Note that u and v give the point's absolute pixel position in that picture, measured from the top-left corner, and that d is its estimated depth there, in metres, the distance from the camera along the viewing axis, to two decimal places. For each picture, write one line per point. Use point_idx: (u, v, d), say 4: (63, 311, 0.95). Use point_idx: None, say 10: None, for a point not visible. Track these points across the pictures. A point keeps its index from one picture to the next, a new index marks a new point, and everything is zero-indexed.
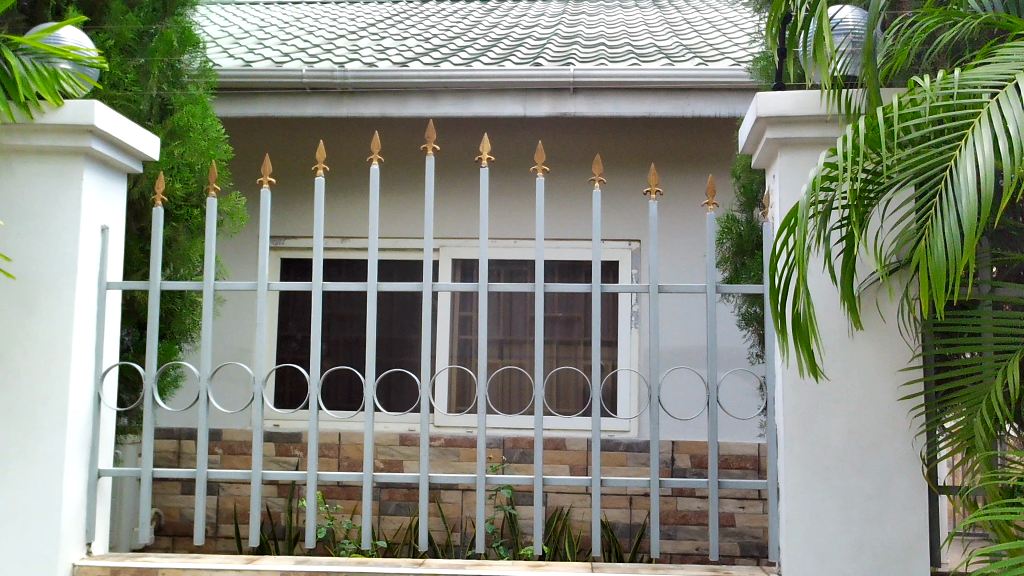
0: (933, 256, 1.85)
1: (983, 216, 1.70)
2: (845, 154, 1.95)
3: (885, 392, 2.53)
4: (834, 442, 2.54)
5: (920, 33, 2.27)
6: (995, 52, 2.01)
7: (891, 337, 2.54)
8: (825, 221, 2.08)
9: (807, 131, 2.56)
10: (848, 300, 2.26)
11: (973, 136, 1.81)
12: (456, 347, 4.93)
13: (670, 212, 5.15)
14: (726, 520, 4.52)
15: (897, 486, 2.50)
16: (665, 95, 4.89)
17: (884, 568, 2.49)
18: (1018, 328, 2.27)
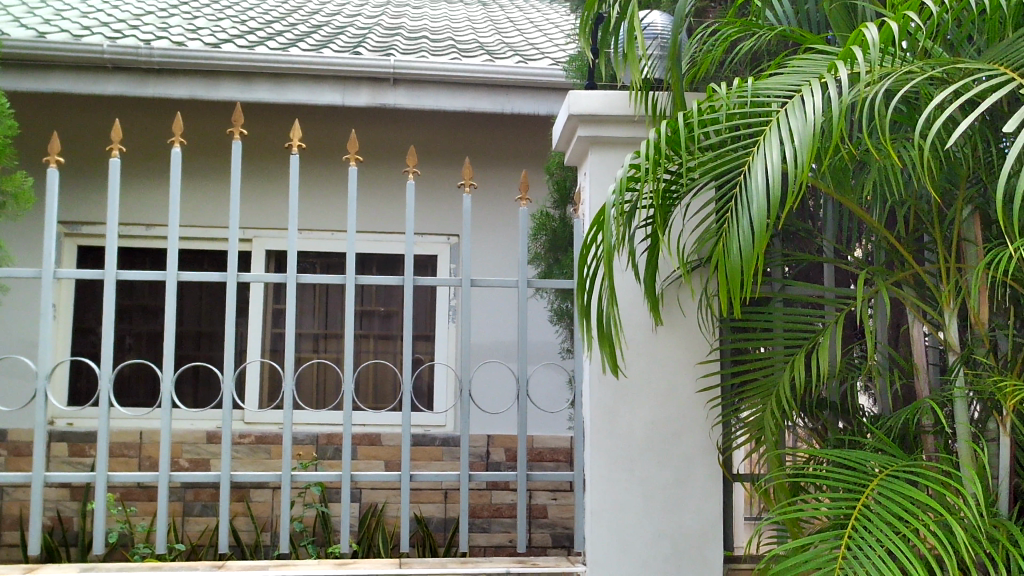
0: (728, 256, 1.92)
1: (772, 219, 1.78)
2: (649, 156, 2.00)
3: (684, 386, 2.63)
4: (637, 433, 2.62)
5: (722, 41, 2.37)
6: (787, 63, 2.12)
7: (691, 332, 2.65)
8: (629, 221, 2.13)
9: (616, 130, 2.63)
10: (651, 297, 2.33)
11: (764, 142, 1.89)
12: (268, 341, 4.79)
13: (484, 208, 5.20)
14: (539, 512, 4.60)
15: (694, 474, 2.62)
16: (485, 91, 4.92)
17: (681, 553, 2.60)
18: (806, 323, 2.42)
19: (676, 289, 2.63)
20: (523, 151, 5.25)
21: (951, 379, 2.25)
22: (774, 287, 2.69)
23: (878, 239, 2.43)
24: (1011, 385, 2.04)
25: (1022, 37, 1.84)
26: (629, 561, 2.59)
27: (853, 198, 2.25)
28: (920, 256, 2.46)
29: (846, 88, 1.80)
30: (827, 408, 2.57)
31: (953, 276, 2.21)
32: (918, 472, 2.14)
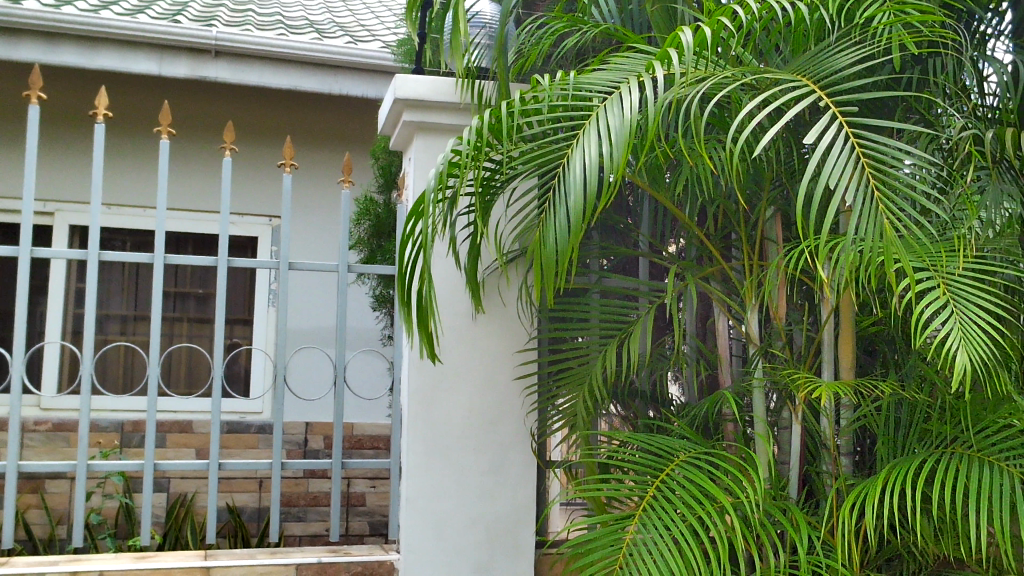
0: (544, 247, 1.95)
1: (586, 211, 1.82)
2: (471, 143, 2.00)
3: (501, 373, 2.66)
4: (455, 420, 2.62)
5: (549, 35, 2.40)
6: (609, 59, 2.17)
7: (510, 320, 2.68)
8: (450, 208, 2.13)
9: (441, 117, 2.62)
10: (471, 284, 2.33)
11: (582, 136, 1.92)
12: (69, 323, 4.50)
13: (306, 190, 5.08)
14: (357, 500, 4.54)
15: (509, 461, 2.65)
16: (312, 69, 4.79)
17: (494, 539, 2.62)
18: (620, 314, 2.49)
19: (497, 278, 2.66)
20: (350, 133, 5.19)
21: (750, 370, 2.38)
22: (591, 278, 2.77)
23: (689, 235, 2.54)
24: (804, 378, 2.17)
25: (823, 50, 1.95)
26: (443, 548, 2.59)
27: (667, 195, 2.33)
28: (727, 253, 2.59)
29: (661, 88, 1.86)
30: (638, 397, 2.66)
31: (755, 273, 2.33)
32: (716, 458, 2.26)
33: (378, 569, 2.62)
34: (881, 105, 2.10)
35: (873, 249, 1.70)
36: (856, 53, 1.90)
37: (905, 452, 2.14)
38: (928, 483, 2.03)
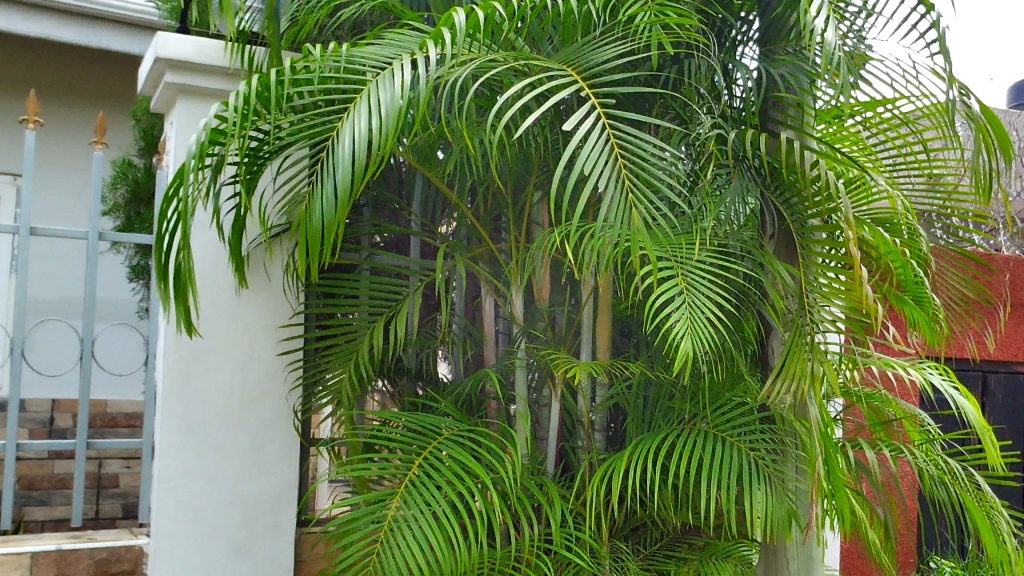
0: (311, 222, 1.89)
1: (355, 185, 1.79)
2: (236, 111, 1.91)
3: (263, 349, 2.59)
4: (213, 397, 2.53)
5: (326, 5, 2.35)
6: (384, 34, 2.15)
7: (275, 295, 2.61)
8: (212, 177, 2.03)
9: (206, 81, 2.49)
10: (235, 258, 2.24)
11: (353, 110, 1.89)
12: None
13: (55, 149, 4.81)
14: (110, 482, 4.28)
15: (271, 439, 2.59)
16: (67, 19, 4.65)
17: (253, 518, 2.56)
18: (390, 291, 2.49)
19: (262, 251, 2.58)
20: (104, 92, 5.04)
21: (513, 349, 2.45)
22: (361, 254, 2.75)
23: (459, 215, 2.57)
24: (562, 358, 2.26)
25: (590, 42, 2.02)
26: (199, 529, 2.49)
27: (439, 175, 2.35)
28: (496, 234, 2.64)
29: (432, 67, 1.85)
30: (405, 374, 2.67)
31: (521, 255, 2.41)
32: (478, 435, 2.31)
33: (125, 554, 2.49)
34: (640, 101, 2.21)
35: (624, 236, 1.79)
36: (617, 48, 1.98)
37: (650, 428, 2.29)
38: (668, 457, 2.18)
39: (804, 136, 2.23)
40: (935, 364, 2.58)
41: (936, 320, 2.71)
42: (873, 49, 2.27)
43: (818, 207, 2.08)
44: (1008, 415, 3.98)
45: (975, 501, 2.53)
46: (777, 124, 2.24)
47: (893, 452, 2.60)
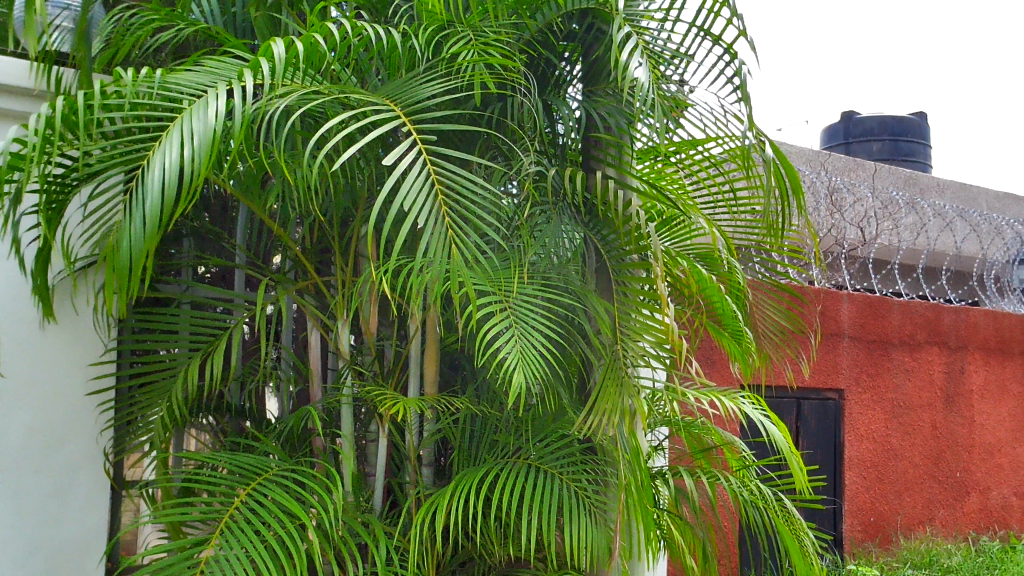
0: (118, 256, 1.80)
1: (163, 217, 1.71)
2: (37, 135, 1.80)
3: (70, 388, 2.44)
4: (12, 440, 2.37)
5: (144, 30, 2.26)
6: (203, 59, 2.08)
7: (83, 330, 2.47)
8: (10, 204, 1.90)
9: (8, 102, 2.35)
10: (38, 291, 2.10)
11: (164, 138, 1.81)
12: None
13: None
14: None
15: (77, 483, 2.44)
16: None
17: (56, 568, 2.40)
18: (210, 325, 2.39)
19: (69, 284, 2.44)
20: None
21: (340, 383, 2.40)
22: (181, 287, 2.64)
23: (284, 247, 2.51)
24: (387, 393, 2.24)
25: (413, 77, 2.02)
26: None
27: (261, 206, 2.29)
28: (323, 266, 2.59)
29: (249, 98, 1.81)
30: (227, 411, 2.57)
31: (348, 287, 2.37)
32: (301, 474, 2.25)
33: None
34: (465, 137, 2.23)
35: (443, 269, 1.80)
36: (439, 84, 2.00)
37: (475, 461, 2.29)
38: (491, 490, 2.20)
39: (624, 175, 2.32)
40: (747, 393, 2.71)
41: (748, 352, 2.86)
42: (688, 94, 2.39)
43: (634, 245, 2.15)
44: (820, 438, 4.21)
45: (784, 523, 2.66)
46: (598, 162, 2.31)
47: (710, 478, 2.71)
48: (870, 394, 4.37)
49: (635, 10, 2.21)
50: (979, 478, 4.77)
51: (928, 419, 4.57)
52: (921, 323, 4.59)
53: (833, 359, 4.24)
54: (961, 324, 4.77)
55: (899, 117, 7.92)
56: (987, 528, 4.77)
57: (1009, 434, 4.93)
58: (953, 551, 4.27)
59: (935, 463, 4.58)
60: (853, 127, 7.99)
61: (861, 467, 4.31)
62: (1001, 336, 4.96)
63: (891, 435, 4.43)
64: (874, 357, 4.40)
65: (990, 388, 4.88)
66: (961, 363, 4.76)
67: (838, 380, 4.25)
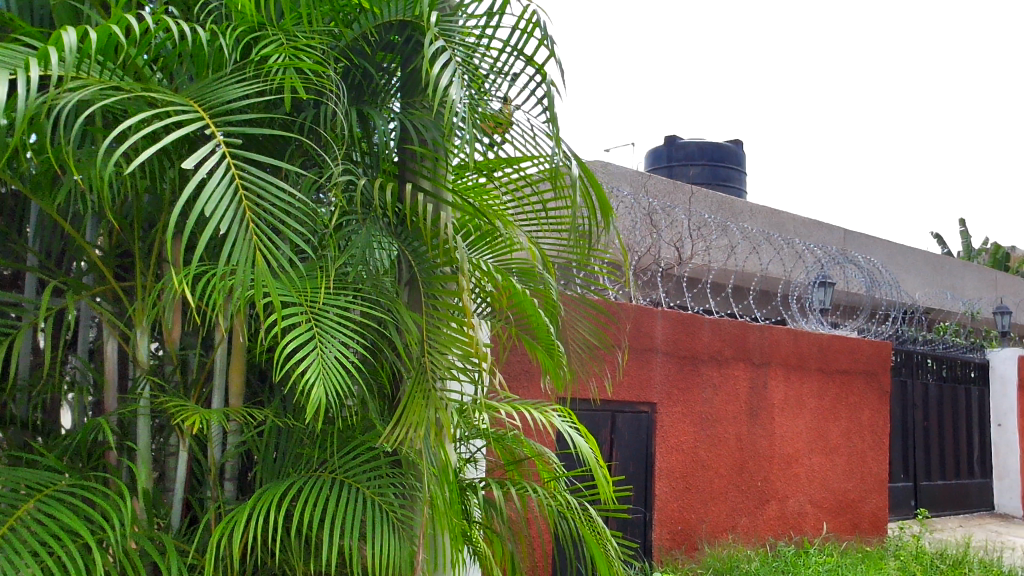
0: None
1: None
2: None
3: None
4: None
5: None
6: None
7: None
8: None
9: None
10: None
11: None
12: None
13: None
14: None
15: None
16: None
17: None
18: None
19: None
20: None
21: (136, 394, 2.28)
22: None
23: (81, 251, 2.37)
24: (188, 406, 2.15)
25: (220, 78, 1.96)
26: None
27: (52, 204, 2.14)
28: (123, 272, 2.46)
29: (34, 90, 1.70)
30: (12, 423, 2.37)
31: (149, 294, 2.26)
32: (90, 490, 2.12)
33: None
34: (276, 142, 2.17)
35: (243, 277, 1.75)
36: (247, 86, 1.96)
37: (279, 476, 2.23)
38: (293, 504, 2.14)
39: (439, 189, 2.33)
40: (559, 407, 2.77)
41: (559, 365, 2.93)
42: (511, 111, 2.44)
43: (442, 258, 2.18)
44: (631, 450, 4.35)
45: (590, 532, 2.72)
46: (412, 174, 2.30)
47: (519, 490, 2.74)
48: (680, 407, 4.56)
49: (452, 26, 2.24)
50: (778, 487, 5.06)
51: (732, 431, 4.81)
52: (728, 340, 4.83)
53: (646, 373, 4.40)
54: (765, 341, 5.06)
55: (719, 143, 8.34)
56: (784, 533, 5.06)
57: (806, 445, 5.26)
58: (752, 556, 4.50)
59: (738, 472, 4.82)
60: (677, 150, 8.39)
61: (670, 477, 4.49)
62: (800, 353, 5.29)
63: (698, 447, 4.63)
64: (685, 371, 4.60)
65: (789, 401, 5.19)
66: (764, 378, 5.04)
67: (651, 394, 4.41)
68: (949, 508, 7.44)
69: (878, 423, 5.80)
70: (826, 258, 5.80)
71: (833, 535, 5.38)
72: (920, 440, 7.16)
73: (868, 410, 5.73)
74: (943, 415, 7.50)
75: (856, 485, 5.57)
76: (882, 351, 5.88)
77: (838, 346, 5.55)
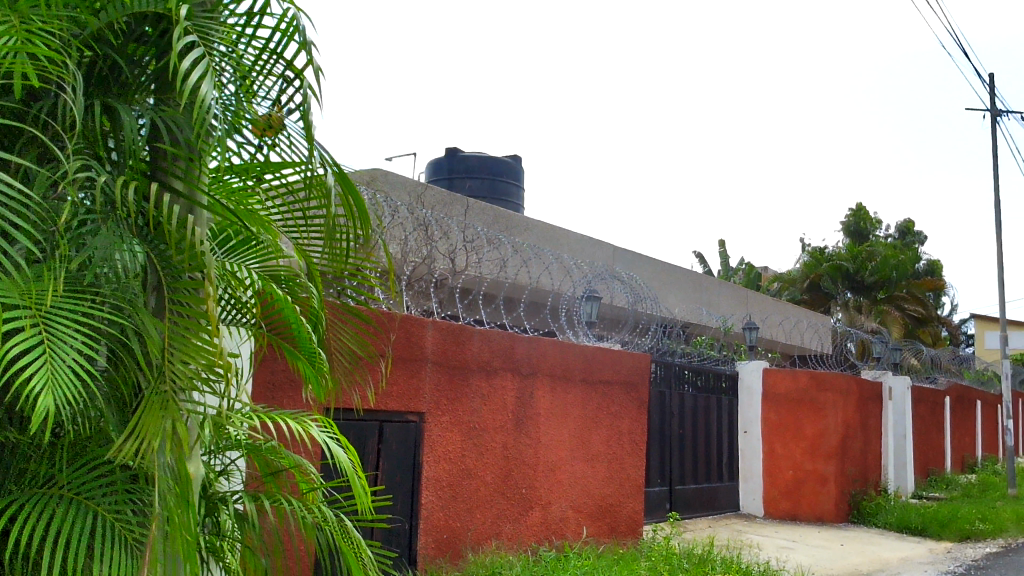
0: None
1: None
2: None
3: None
4: None
5: None
6: None
7: None
8: None
9: None
10: None
11: None
12: None
13: None
14: None
15: None
16: None
17: None
18: None
19: None
20: None
21: None
22: None
23: None
24: None
25: None
26: None
27: None
28: None
29: None
30: None
31: None
32: None
33: None
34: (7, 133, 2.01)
35: None
36: None
37: None
38: (13, 523, 1.99)
39: (193, 190, 2.24)
40: (318, 417, 2.73)
41: (321, 375, 2.89)
42: (282, 112, 2.34)
43: (188, 263, 2.11)
44: (397, 460, 4.36)
45: (346, 542, 2.68)
46: (165, 174, 2.20)
47: (274, 503, 2.63)
48: (449, 417, 4.62)
49: (209, 21, 2.16)
50: (542, 493, 5.22)
51: (499, 439, 4.92)
52: (497, 350, 4.94)
53: (415, 383, 4.42)
54: (532, 352, 5.22)
55: (496, 157, 8.54)
56: (546, 538, 5.23)
57: (568, 452, 5.46)
58: (513, 562, 4.62)
59: (503, 480, 4.93)
60: (457, 163, 8.50)
61: (436, 486, 4.52)
62: (565, 364, 5.49)
63: (465, 456, 4.70)
64: (455, 381, 4.65)
65: (554, 410, 5.37)
66: (531, 388, 5.19)
67: (419, 403, 4.44)
68: (700, 509, 7.96)
69: (637, 431, 6.11)
70: (592, 273, 6.08)
71: (592, 539, 5.61)
72: (676, 446, 7.62)
73: (627, 419, 6.03)
74: (697, 423, 8.02)
75: (614, 490, 5.85)
76: (642, 362, 6.20)
77: (601, 357, 5.81)
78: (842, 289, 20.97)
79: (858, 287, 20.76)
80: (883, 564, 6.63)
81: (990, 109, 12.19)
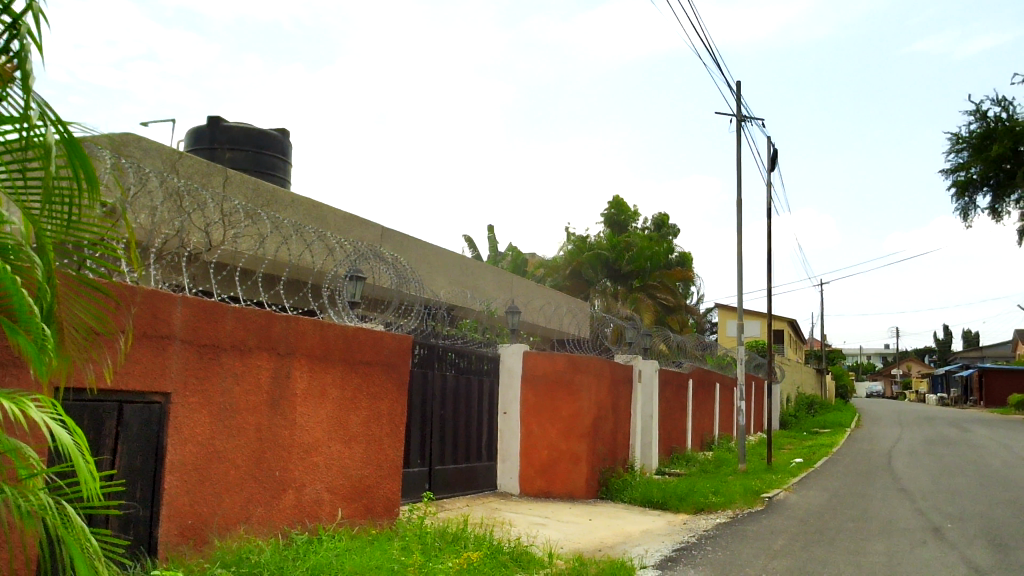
0: None
1: None
2: None
3: None
4: None
5: None
6: None
7: None
8: None
9: None
10: None
11: None
12: None
13: None
14: None
15: None
16: None
17: None
18: None
19: None
20: None
21: None
22: None
23: None
24: None
25: None
26: None
27: None
28: None
29: None
30: None
31: None
32: None
33: None
34: None
35: None
36: None
37: None
38: None
39: None
40: (39, 395, 2.50)
41: (46, 352, 2.65)
42: (9, 63, 2.14)
43: None
44: (138, 443, 4.11)
45: (67, 532, 2.48)
46: None
47: None
48: (197, 397, 4.40)
49: None
50: (295, 476, 5.10)
51: (252, 421, 4.76)
52: (251, 329, 4.77)
53: (160, 362, 4.18)
54: (290, 331, 5.08)
55: (260, 129, 8.23)
56: (298, 521, 5.11)
57: (325, 434, 5.37)
58: (262, 547, 4.49)
59: (254, 463, 4.77)
60: (219, 133, 8.11)
61: (182, 470, 4.31)
62: (325, 344, 5.39)
63: (215, 438, 4.51)
64: (204, 361, 4.44)
65: (311, 391, 5.26)
66: (287, 369, 5.05)
67: (165, 383, 4.21)
68: (458, 488, 8.09)
69: (396, 413, 6.11)
70: (356, 253, 6.00)
71: (346, 520, 5.55)
72: (435, 427, 7.70)
73: (386, 400, 6.01)
74: (457, 403, 8.13)
75: (370, 471, 5.81)
76: (403, 344, 6.21)
77: (362, 337, 5.76)
78: (601, 276, 22.04)
79: (617, 275, 21.96)
80: (625, 537, 7.04)
81: (736, 114, 13.16)
